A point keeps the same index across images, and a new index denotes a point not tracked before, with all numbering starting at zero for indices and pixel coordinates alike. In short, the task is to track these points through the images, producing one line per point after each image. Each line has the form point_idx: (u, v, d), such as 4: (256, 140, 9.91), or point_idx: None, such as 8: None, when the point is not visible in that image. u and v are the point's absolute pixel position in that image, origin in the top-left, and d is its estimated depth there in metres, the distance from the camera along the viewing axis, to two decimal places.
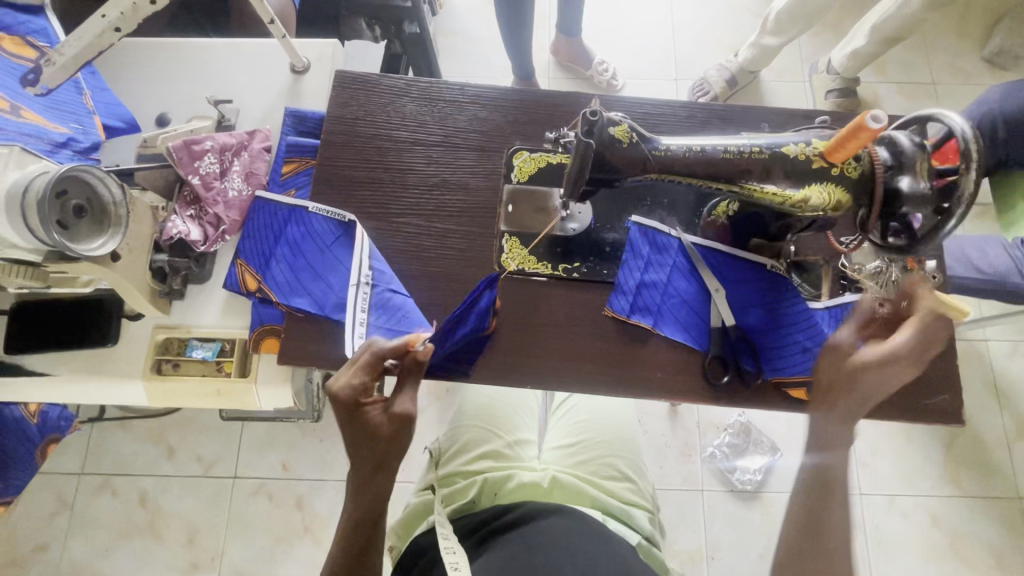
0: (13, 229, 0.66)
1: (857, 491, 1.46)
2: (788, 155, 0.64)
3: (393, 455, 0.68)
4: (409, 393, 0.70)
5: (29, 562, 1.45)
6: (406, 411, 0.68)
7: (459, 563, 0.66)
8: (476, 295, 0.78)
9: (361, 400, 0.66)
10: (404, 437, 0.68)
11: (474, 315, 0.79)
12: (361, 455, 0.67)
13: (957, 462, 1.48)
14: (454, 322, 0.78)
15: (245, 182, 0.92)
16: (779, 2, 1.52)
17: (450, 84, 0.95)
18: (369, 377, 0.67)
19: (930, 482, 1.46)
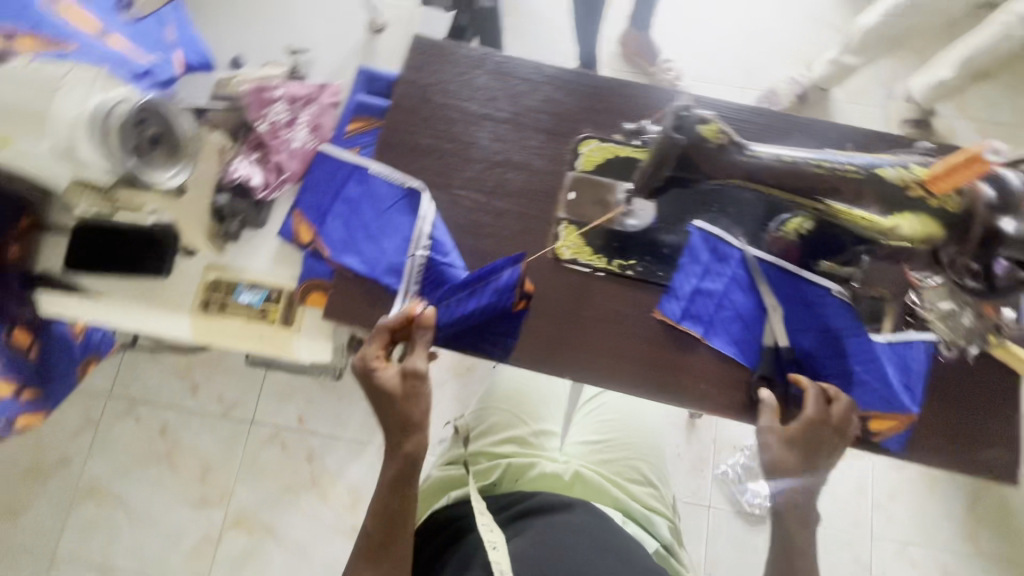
0: (92, 149, 0.66)
1: (868, 534, 1.42)
2: (884, 178, 0.61)
3: (411, 407, 0.68)
4: (421, 351, 0.70)
5: (49, 474, 1.50)
6: (418, 367, 0.69)
7: (498, 544, 0.68)
8: (495, 266, 0.79)
9: (371, 364, 0.69)
10: (419, 392, 0.69)
11: (492, 289, 0.79)
12: (384, 412, 0.69)
13: (979, 521, 1.42)
14: (468, 289, 0.79)
15: (311, 135, 0.94)
16: (867, 20, 1.44)
17: (525, 61, 0.92)
18: (375, 343, 0.70)
19: (946, 537, 1.41)
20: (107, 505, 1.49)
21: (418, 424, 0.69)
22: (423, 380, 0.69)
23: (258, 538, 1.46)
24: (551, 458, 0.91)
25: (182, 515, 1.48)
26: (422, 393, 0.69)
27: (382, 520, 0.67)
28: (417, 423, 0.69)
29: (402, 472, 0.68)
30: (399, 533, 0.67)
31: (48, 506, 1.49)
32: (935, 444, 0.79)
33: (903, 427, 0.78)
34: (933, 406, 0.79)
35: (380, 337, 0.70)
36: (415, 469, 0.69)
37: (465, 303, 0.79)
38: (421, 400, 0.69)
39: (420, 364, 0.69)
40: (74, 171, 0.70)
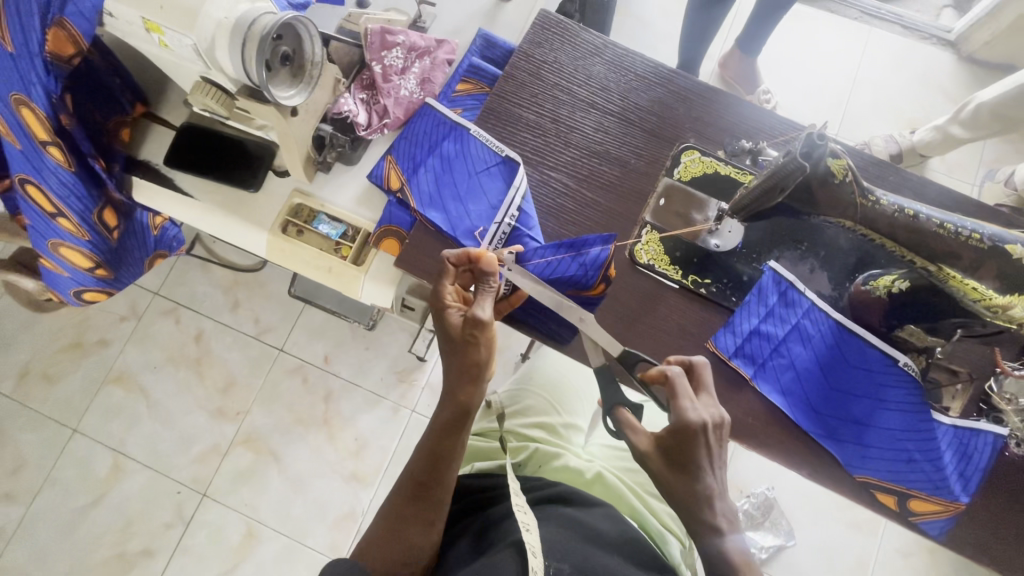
0: (229, 54, 0.68)
1: None
2: (1010, 254, 0.59)
3: (472, 351, 0.66)
4: (485, 297, 0.67)
5: (88, 351, 1.58)
6: (477, 313, 0.66)
7: (530, 525, 0.66)
8: (588, 240, 0.78)
9: (443, 300, 0.69)
10: (478, 339, 0.66)
11: (580, 262, 0.78)
12: (448, 349, 0.68)
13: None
14: (557, 255, 0.79)
15: (419, 86, 0.96)
16: (986, 95, 1.38)
17: (645, 59, 0.91)
18: (446, 278, 0.69)
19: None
20: (132, 394, 1.56)
21: (476, 373, 0.66)
22: (483, 329, 0.66)
23: (263, 460, 1.51)
24: (577, 454, 0.90)
25: (198, 421, 1.54)
26: (483, 342, 0.66)
27: (427, 459, 0.68)
28: (476, 370, 0.66)
29: (455, 418, 0.67)
30: (441, 478, 0.68)
31: (79, 381, 1.56)
32: (973, 538, 0.74)
33: (945, 514, 0.74)
34: (988, 500, 0.75)
35: (450, 272, 0.70)
36: (467, 416, 0.68)
37: (550, 270, 0.79)
38: (483, 348, 0.66)
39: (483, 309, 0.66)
40: (204, 69, 0.73)
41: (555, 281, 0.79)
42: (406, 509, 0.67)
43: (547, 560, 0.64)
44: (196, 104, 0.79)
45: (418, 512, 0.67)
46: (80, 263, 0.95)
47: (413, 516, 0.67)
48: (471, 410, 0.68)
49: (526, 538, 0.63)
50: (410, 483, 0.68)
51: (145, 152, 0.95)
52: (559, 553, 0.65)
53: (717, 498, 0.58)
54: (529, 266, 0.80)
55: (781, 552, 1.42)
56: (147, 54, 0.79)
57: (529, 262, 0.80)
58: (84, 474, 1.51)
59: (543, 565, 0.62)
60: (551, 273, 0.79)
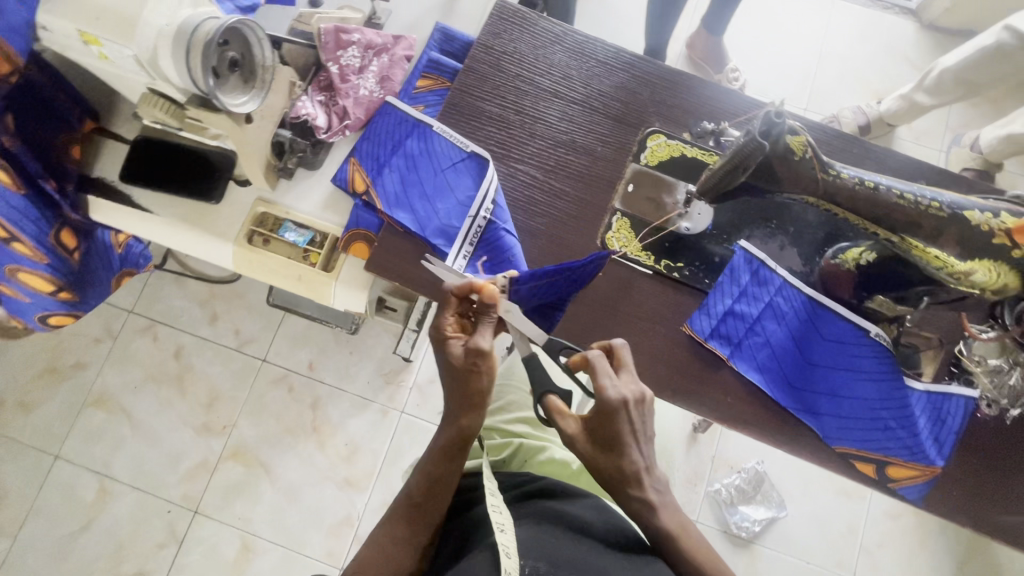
0: (172, 63, 0.66)
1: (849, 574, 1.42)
2: (968, 220, 0.60)
3: (473, 380, 0.64)
4: (487, 326, 0.64)
5: (65, 375, 1.54)
6: (480, 343, 0.63)
7: (505, 526, 0.65)
8: (584, 260, 0.73)
9: (445, 332, 0.65)
10: (481, 368, 0.63)
11: (575, 280, 0.74)
12: (451, 380, 0.65)
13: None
14: (553, 277, 0.72)
15: (378, 85, 0.94)
16: (948, 61, 1.39)
17: (606, 45, 0.90)
18: (447, 309, 0.66)
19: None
20: (114, 416, 1.52)
21: (478, 403, 0.65)
22: (486, 358, 0.63)
23: (253, 473, 1.49)
24: (562, 446, 0.91)
25: (184, 437, 1.51)
26: (485, 370, 0.64)
27: (422, 482, 0.68)
28: (480, 399, 0.64)
29: (454, 445, 0.66)
30: (439, 503, 0.68)
31: (58, 406, 1.52)
32: (952, 499, 0.76)
33: (922, 479, 0.76)
34: (964, 461, 0.76)
35: (450, 303, 0.65)
36: (468, 443, 0.67)
37: (545, 291, 0.73)
38: (486, 378, 0.64)
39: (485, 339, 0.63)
40: (149, 80, 0.71)
41: (549, 299, 0.76)
42: (402, 532, 0.67)
43: (523, 559, 0.63)
44: (146, 116, 0.77)
45: (411, 534, 0.67)
46: (42, 287, 0.91)
47: (405, 537, 0.67)
48: (473, 436, 0.67)
49: (497, 539, 0.62)
50: (406, 505, 0.68)
51: (99, 167, 0.92)
52: (535, 552, 0.64)
53: (643, 475, 0.61)
54: (523, 290, 0.72)
55: (775, 522, 1.44)
56: (90, 68, 0.76)
57: (521, 286, 0.72)
58: (71, 500, 1.48)
59: (518, 565, 0.61)
60: (545, 292, 0.74)
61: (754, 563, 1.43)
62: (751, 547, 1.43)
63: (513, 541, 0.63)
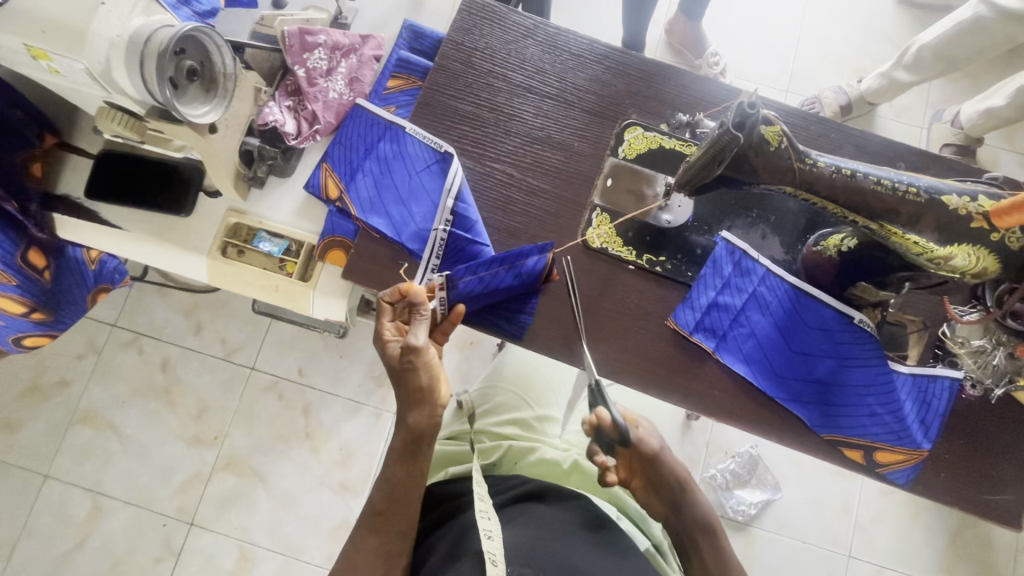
0: (127, 75, 0.63)
1: (846, 552, 1.44)
2: (946, 205, 0.59)
3: (411, 376, 0.66)
4: (419, 324, 0.67)
5: (49, 393, 1.51)
6: (411, 340, 0.65)
7: (493, 533, 0.65)
8: (522, 252, 0.77)
9: (383, 336, 0.68)
10: (416, 364, 0.66)
11: (515, 273, 0.77)
12: (395, 382, 0.68)
13: (958, 552, 1.44)
14: (491, 270, 0.77)
15: (348, 87, 0.92)
16: (927, 36, 1.38)
17: (579, 36, 0.88)
18: (384, 316, 0.69)
19: (923, 565, 1.43)
20: (102, 432, 1.50)
21: (422, 399, 0.67)
22: (419, 353, 0.65)
23: (247, 482, 1.48)
24: (552, 445, 0.90)
25: (176, 450, 1.49)
26: (421, 366, 0.66)
27: (386, 487, 0.68)
28: (422, 394, 0.67)
29: (409, 444, 0.68)
30: (404, 507, 0.68)
31: (44, 425, 1.50)
32: (941, 480, 0.76)
33: (910, 463, 0.76)
34: (951, 442, 0.77)
35: (386, 310, 0.69)
36: (421, 440, 0.68)
37: (484, 285, 0.77)
38: (424, 373, 0.66)
39: (416, 336, 0.66)
40: (104, 93, 0.68)
41: (492, 295, 0.77)
42: (369, 541, 0.66)
43: (510, 565, 0.63)
44: (105, 130, 0.74)
45: (379, 544, 0.66)
46: (13, 309, 0.89)
47: (375, 547, 0.66)
48: (424, 434, 0.68)
49: (484, 546, 0.62)
50: (369, 514, 0.68)
51: (64, 185, 0.88)
52: (523, 558, 0.65)
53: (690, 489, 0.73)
54: (461, 284, 0.76)
55: (771, 504, 1.46)
56: (43, 83, 0.73)
57: (460, 280, 0.76)
58: (64, 519, 1.46)
59: (505, 572, 0.62)
60: (485, 288, 0.77)
61: (751, 545, 1.44)
62: (748, 530, 1.45)
63: (500, 548, 0.64)
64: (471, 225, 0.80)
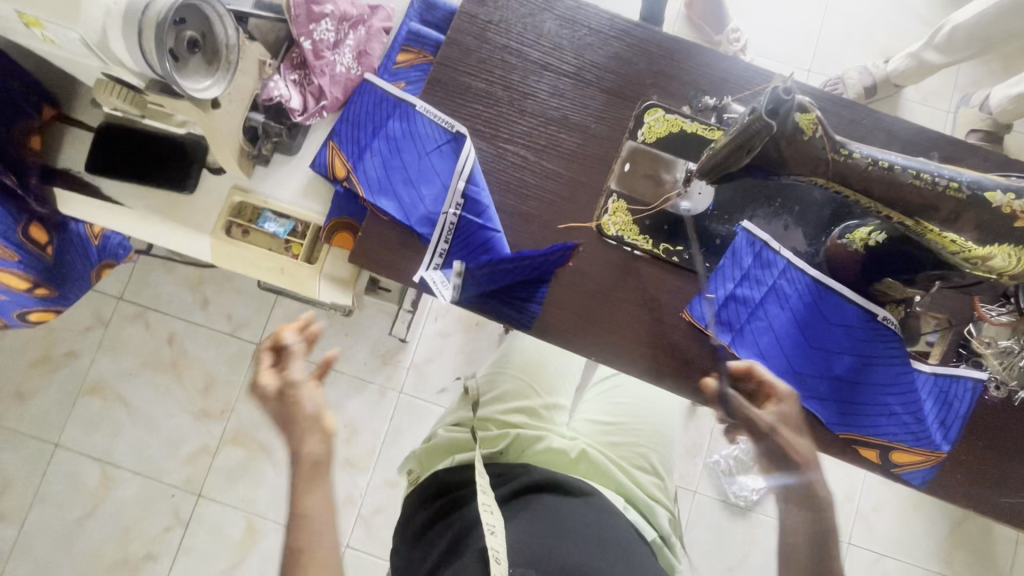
0: (126, 48, 0.60)
1: (846, 539, 1.45)
2: (989, 203, 0.55)
3: (300, 418, 0.73)
4: (294, 361, 0.76)
5: (58, 364, 1.52)
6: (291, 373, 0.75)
7: (496, 529, 0.65)
8: (551, 253, 0.75)
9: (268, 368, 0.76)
10: (293, 396, 0.74)
11: (534, 270, 0.76)
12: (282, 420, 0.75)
13: (958, 543, 1.44)
14: (513, 263, 0.75)
15: (355, 60, 0.89)
16: (961, 15, 1.32)
17: (600, 10, 0.83)
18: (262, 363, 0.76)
19: (923, 554, 1.44)
20: (110, 404, 1.51)
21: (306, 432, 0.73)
22: (298, 385, 0.75)
23: (253, 456, 1.49)
24: (560, 434, 0.89)
25: (183, 423, 1.50)
26: (300, 399, 0.74)
27: (297, 522, 0.70)
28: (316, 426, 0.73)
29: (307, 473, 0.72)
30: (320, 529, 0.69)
31: (53, 396, 1.51)
32: (957, 482, 0.74)
33: (927, 464, 0.74)
34: (969, 443, 0.75)
35: (263, 355, 0.76)
36: (320, 463, 0.73)
37: (500, 274, 0.76)
38: (302, 404, 0.74)
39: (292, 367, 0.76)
40: (102, 65, 0.65)
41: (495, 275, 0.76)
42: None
43: (513, 565, 0.63)
44: (105, 104, 0.71)
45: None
46: (17, 284, 0.87)
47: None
48: (320, 458, 0.73)
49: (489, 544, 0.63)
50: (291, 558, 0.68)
51: (66, 157, 0.86)
52: (526, 557, 0.64)
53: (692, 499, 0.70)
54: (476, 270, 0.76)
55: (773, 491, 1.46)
56: (38, 51, 0.69)
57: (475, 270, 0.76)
58: (74, 488, 1.48)
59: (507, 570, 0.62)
60: (494, 274, 0.75)
61: (752, 530, 1.45)
62: (749, 515, 1.45)
63: (503, 546, 0.64)
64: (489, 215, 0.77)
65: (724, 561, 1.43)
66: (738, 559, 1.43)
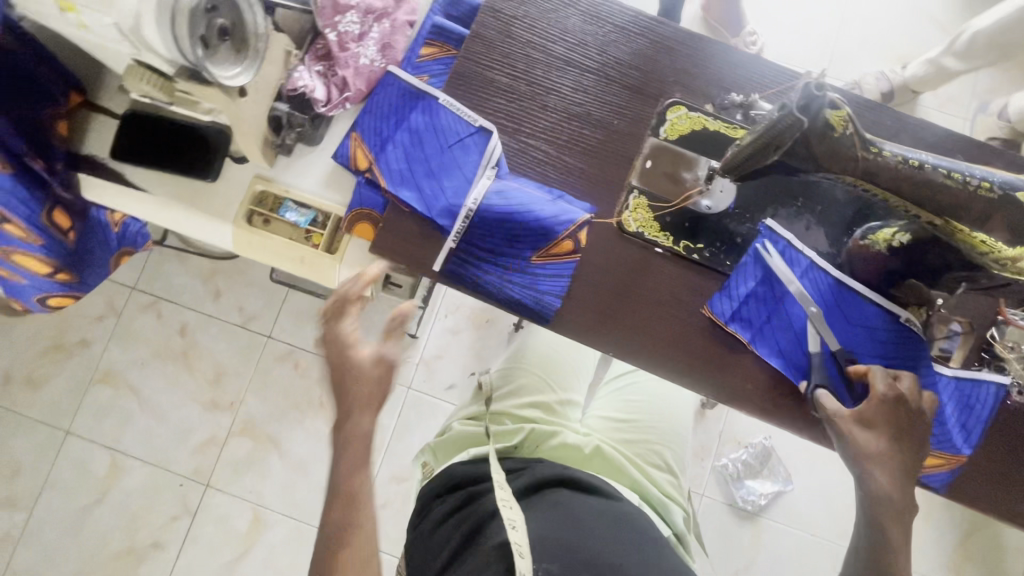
0: (157, 33, 0.60)
1: None
2: (1021, 204, 0.55)
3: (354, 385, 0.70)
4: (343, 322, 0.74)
5: (70, 351, 1.53)
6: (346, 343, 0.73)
7: (517, 522, 0.65)
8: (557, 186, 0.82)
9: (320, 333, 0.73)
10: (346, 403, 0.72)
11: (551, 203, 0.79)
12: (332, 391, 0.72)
13: (967, 555, 1.43)
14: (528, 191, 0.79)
15: (380, 54, 0.87)
16: (982, 22, 1.31)
17: (624, 7, 0.83)
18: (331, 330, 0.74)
19: (932, 565, 1.43)
20: (122, 392, 1.52)
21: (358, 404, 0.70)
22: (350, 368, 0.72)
23: (262, 448, 1.50)
24: (574, 430, 0.89)
25: (193, 414, 1.51)
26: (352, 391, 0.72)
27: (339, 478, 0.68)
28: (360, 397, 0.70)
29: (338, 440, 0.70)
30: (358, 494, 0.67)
31: (65, 382, 1.52)
32: (978, 488, 0.74)
33: (947, 467, 0.74)
34: (990, 449, 0.74)
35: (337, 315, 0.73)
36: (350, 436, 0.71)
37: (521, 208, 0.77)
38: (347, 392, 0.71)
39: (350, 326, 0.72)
40: (133, 51, 0.65)
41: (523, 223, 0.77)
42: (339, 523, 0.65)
43: (536, 563, 0.63)
44: (133, 90, 0.72)
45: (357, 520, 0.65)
46: (38, 269, 0.88)
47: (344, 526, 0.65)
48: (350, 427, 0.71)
49: (512, 538, 0.62)
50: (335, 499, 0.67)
51: (90, 144, 0.87)
52: (548, 554, 0.64)
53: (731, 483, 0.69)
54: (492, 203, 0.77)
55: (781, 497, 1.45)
56: (68, 36, 0.70)
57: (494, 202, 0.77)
58: (83, 475, 1.49)
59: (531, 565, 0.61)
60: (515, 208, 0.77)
61: (758, 536, 1.44)
62: (756, 520, 1.45)
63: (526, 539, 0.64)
64: (513, 203, 0.77)
65: (730, 565, 1.42)
66: (744, 563, 1.42)
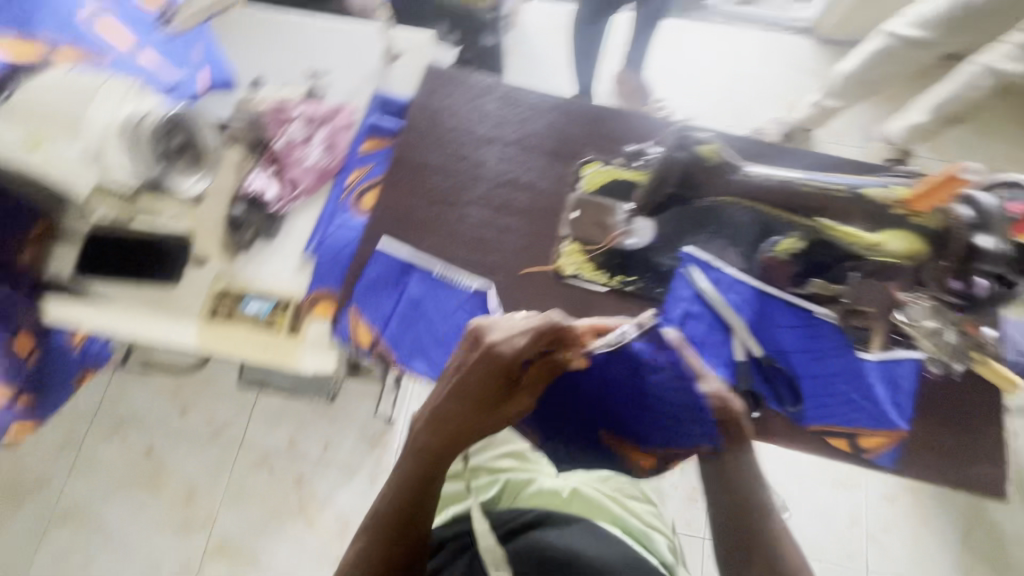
0: (122, 156, 0.72)
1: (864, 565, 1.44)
2: (868, 199, 0.66)
3: (475, 429, 0.63)
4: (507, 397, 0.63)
5: (27, 496, 1.45)
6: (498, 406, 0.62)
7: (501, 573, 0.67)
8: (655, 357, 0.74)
9: (485, 327, 0.62)
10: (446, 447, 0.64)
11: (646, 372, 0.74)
12: (451, 391, 0.63)
13: (973, 554, 1.44)
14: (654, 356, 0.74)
15: (325, 153, 0.99)
16: (846, 66, 1.55)
17: (532, 91, 0.98)
18: (464, 387, 0.62)
19: (942, 570, 1.43)
20: (85, 530, 1.43)
21: (470, 437, 0.64)
22: (480, 422, 0.63)
23: (241, 567, 1.41)
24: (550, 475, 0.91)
25: (164, 542, 1.43)
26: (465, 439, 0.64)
27: (413, 493, 0.66)
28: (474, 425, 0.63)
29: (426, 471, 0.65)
30: (414, 523, 0.66)
31: (21, 532, 1.42)
32: (922, 460, 0.79)
33: (890, 444, 0.79)
34: (922, 422, 0.80)
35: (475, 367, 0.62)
36: (434, 474, 0.66)
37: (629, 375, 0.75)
38: (457, 438, 0.64)
39: (521, 347, 0.60)
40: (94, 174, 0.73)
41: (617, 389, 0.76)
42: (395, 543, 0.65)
43: None
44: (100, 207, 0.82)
45: (405, 542, 0.65)
46: None
47: (399, 550, 0.65)
48: (441, 463, 0.65)
49: None
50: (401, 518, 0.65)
51: None
52: None
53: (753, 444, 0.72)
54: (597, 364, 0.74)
55: None
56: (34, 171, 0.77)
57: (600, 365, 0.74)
58: None
59: None
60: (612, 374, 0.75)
61: None
62: None
63: None
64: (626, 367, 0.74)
65: None
66: None
